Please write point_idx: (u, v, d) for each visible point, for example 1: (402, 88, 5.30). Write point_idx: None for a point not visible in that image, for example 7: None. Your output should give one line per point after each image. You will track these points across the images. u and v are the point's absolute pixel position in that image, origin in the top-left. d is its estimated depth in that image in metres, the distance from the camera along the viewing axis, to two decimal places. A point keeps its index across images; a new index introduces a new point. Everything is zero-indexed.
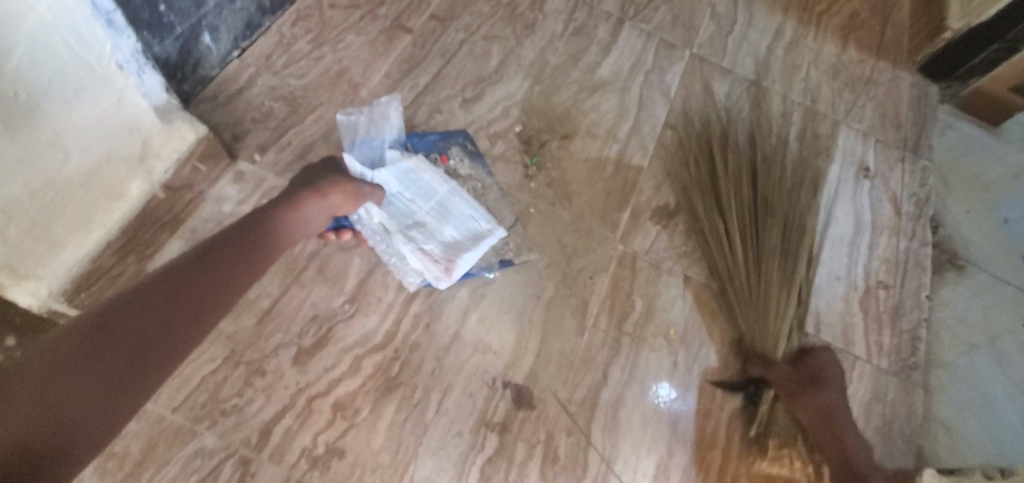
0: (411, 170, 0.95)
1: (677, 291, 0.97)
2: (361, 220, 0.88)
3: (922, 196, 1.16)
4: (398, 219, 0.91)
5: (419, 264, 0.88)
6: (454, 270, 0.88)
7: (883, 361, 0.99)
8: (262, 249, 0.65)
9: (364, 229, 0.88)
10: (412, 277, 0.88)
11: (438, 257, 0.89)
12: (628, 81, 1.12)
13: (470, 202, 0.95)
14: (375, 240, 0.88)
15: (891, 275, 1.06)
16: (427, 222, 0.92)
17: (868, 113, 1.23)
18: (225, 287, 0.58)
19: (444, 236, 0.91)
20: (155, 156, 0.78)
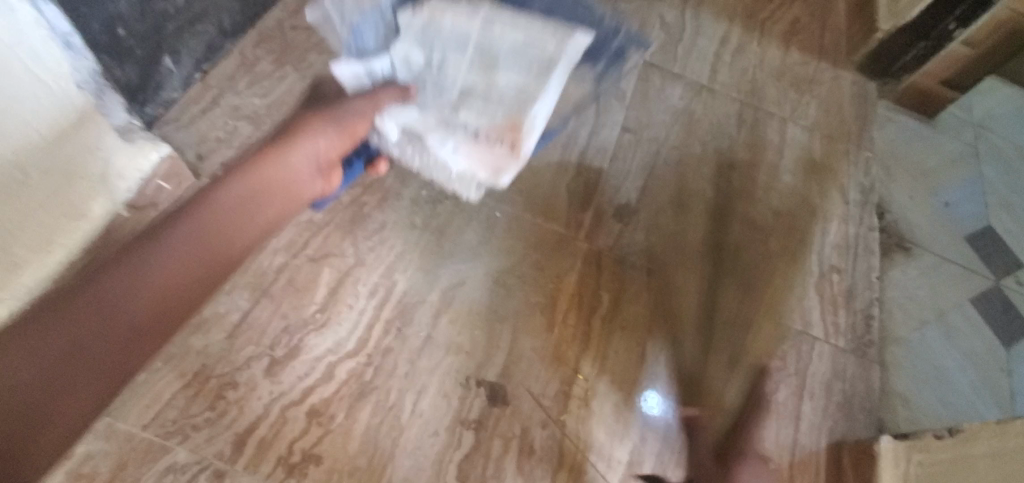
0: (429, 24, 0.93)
1: (642, 284, 1.00)
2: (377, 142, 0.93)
3: (866, 185, 1.24)
4: (443, 84, 0.93)
5: (475, 154, 0.92)
6: (520, 146, 0.90)
7: (840, 340, 1.04)
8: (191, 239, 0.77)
9: (396, 139, 0.93)
10: (466, 180, 0.96)
11: (500, 135, 0.90)
12: (585, 89, 1.18)
13: (523, 71, 0.92)
14: (415, 148, 0.94)
15: (842, 259, 1.13)
16: (474, 83, 0.93)
17: (812, 111, 1.30)
18: (115, 317, 0.70)
19: (501, 105, 0.91)
20: (117, 177, 0.79)
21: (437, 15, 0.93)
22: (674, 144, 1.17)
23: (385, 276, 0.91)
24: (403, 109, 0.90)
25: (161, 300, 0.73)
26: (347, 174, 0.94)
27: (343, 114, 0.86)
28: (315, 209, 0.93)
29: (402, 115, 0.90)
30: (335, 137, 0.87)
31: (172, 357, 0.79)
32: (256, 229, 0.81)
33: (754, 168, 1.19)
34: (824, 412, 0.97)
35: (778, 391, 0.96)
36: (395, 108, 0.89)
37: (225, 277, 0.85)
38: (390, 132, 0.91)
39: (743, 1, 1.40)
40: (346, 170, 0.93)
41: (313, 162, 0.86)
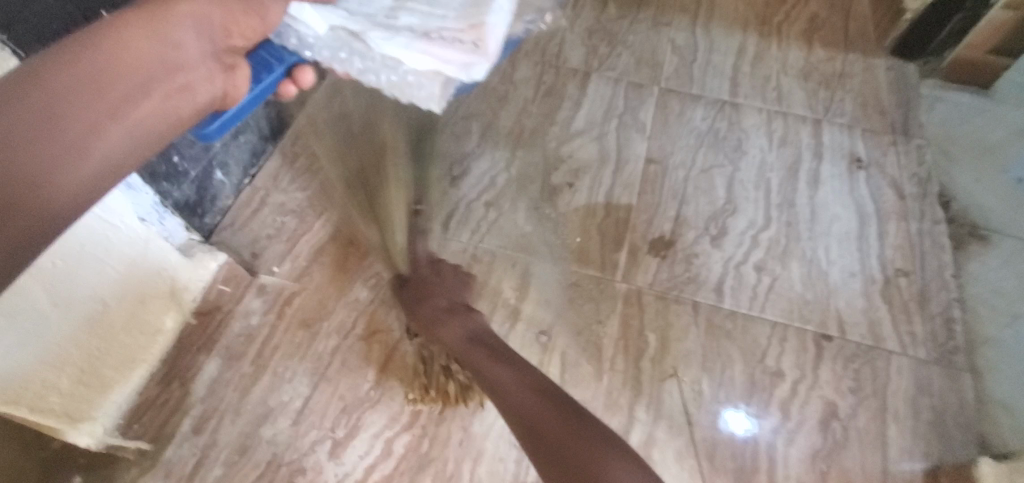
0: None
1: (690, 318, 0.97)
2: (312, 50, 0.75)
3: (923, 175, 1.16)
4: (363, 9, 0.78)
5: (433, 51, 0.77)
6: (484, 40, 0.78)
7: (919, 350, 0.95)
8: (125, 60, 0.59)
9: (327, 37, 0.76)
10: (432, 83, 0.80)
11: (460, 33, 0.78)
12: (604, 128, 1.18)
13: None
14: (359, 45, 0.77)
15: (908, 261, 1.05)
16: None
17: (848, 106, 1.24)
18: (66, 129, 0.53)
19: (447, 9, 0.80)
20: (184, 290, 0.89)
21: None
22: (704, 167, 1.14)
23: (432, 344, 0.94)
24: (325, 8, 0.75)
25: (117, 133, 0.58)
26: (267, 83, 0.74)
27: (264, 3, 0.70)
28: (360, 288, 0.98)
29: (320, 10, 0.75)
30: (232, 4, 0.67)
31: (246, 449, 0.85)
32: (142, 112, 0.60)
33: (793, 177, 1.14)
34: (913, 433, 0.89)
35: (857, 415, 0.89)
36: (315, 4, 0.74)
37: (286, 367, 0.91)
38: (314, 26, 0.74)
39: (754, 9, 1.38)
40: (264, 74, 0.74)
41: (205, 47, 0.66)
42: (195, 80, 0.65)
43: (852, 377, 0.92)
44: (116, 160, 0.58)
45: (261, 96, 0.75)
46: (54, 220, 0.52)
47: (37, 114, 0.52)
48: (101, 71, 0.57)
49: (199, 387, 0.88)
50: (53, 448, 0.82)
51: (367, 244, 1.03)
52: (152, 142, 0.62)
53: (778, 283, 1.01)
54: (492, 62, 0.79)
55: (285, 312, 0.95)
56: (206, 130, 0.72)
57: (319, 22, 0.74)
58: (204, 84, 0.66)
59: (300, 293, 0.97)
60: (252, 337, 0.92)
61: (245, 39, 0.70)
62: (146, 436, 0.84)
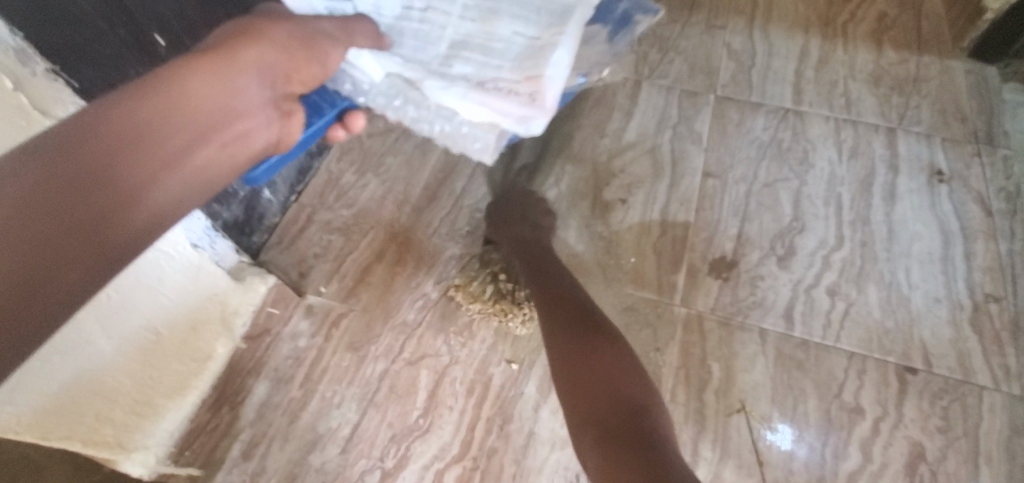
0: None
1: (757, 347, 0.90)
2: (366, 97, 0.73)
3: (1013, 189, 1.06)
4: (419, 55, 0.73)
5: (489, 104, 0.73)
6: (543, 95, 0.71)
7: (1016, 386, 0.86)
8: (186, 96, 0.48)
9: (382, 85, 0.73)
10: (488, 134, 0.77)
11: (517, 85, 0.73)
12: (657, 139, 1.12)
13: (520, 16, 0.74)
14: (416, 94, 0.75)
15: (1000, 286, 0.95)
16: (471, 32, 0.74)
17: (925, 113, 1.15)
18: (120, 188, 0.43)
19: (506, 57, 0.74)
20: (234, 315, 0.88)
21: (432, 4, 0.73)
22: (766, 182, 1.07)
23: (481, 371, 0.90)
24: (382, 56, 0.71)
25: (181, 188, 0.47)
26: (317, 127, 0.70)
27: (326, 36, 0.61)
28: (407, 310, 0.95)
29: (376, 56, 0.71)
30: (302, 53, 0.58)
31: (295, 477, 0.83)
32: (195, 164, 0.48)
33: (866, 192, 1.05)
34: (1009, 480, 0.81)
35: (946, 458, 0.82)
36: (371, 50, 0.70)
37: (333, 391, 0.89)
38: (370, 73, 0.72)
39: (817, 9, 1.30)
40: (314, 119, 0.69)
41: (267, 92, 0.55)
42: (255, 128, 0.54)
43: (940, 415, 0.84)
44: (164, 218, 0.46)
45: (310, 140, 0.71)
46: (95, 280, 0.41)
47: (97, 160, 0.42)
48: (163, 120, 0.46)
49: (248, 411, 0.87)
50: (104, 474, 0.81)
51: (413, 264, 0.99)
52: (195, 200, 0.49)
53: (852, 309, 0.93)
54: (549, 115, 0.71)
55: (332, 335, 0.93)
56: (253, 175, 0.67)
57: (374, 71, 0.72)
58: (257, 131, 0.54)
59: (347, 315, 0.95)
60: (300, 361, 0.91)
61: (303, 85, 0.60)
62: (197, 462, 0.84)
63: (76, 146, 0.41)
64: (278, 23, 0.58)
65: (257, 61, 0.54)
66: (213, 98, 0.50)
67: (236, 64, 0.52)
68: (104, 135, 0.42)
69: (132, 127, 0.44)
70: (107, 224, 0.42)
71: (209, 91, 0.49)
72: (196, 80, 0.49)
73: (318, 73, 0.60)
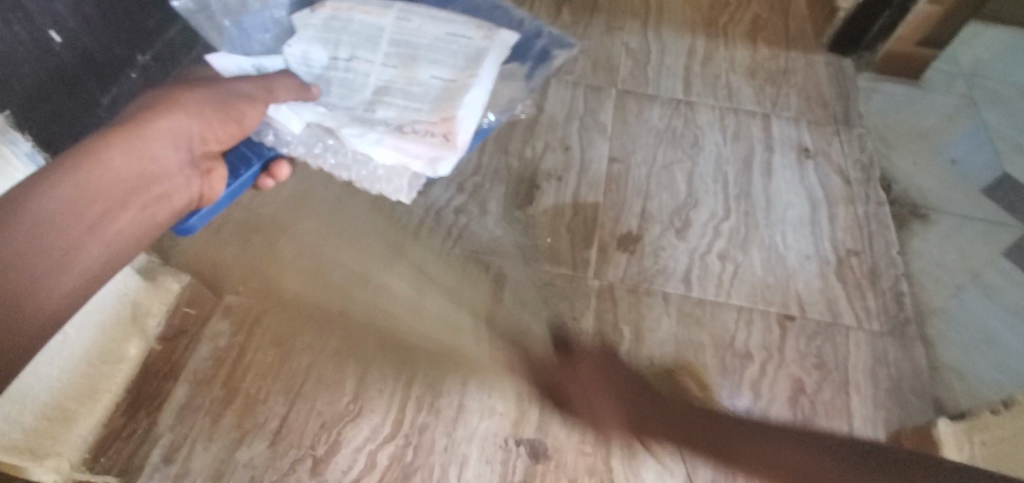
0: (331, 19, 0.91)
1: (661, 309, 1.00)
2: (287, 146, 0.83)
3: (866, 161, 1.23)
4: (346, 103, 0.85)
5: (402, 148, 0.81)
6: (455, 134, 0.81)
7: (874, 324, 1.01)
8: (105, 165, 0.61)
9: (302, 135, 0.83)
10: (402, 178, 0.84)
11: (433, 126, 0.83)
12: (566, 130, 1.21)
13: (437, 65, 0.88)
14: (334, 142, 0.84)
15: (858, 242, 1.11)
16: (394, 79, 0.87)
17: (793, 100, 1.31)
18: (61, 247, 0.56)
19: (425, 100, 0.85)
20: (146, 315, 0.89)
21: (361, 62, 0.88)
22: (664, 164, 1.18)
23: (409, 353, 0.93)
24: (307, 105, 0.82)
25: (114, 244, 0.61)
26: (245, 178, 0.81)
27: (243, 92, 0.74)
28: (332, 301, 0.97)
29: (299, 110, 0.82)
30: (215, 117, 0.71)
31: (221, 475, 0.82)
32: (122, 224, 0.62)
33: (747, 169, 1.19)
34: (875, 402, 0.94)
35: (822, 390, 0.94)
36: (295, 102, 0.81)
37: (259, 387, 0.89)
38: (292, 126, 0.81)
39: (700, 13, 1.45)
40: (244, 168, 0.80)
41: (184, 154, 0.69)
42: (175, 187, 0.68)
43: (816, 354, 0.97)
44: (104, 272, 0.60)
45: (238, 191, 0.81)
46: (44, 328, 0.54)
47: (42, 231, 0.55)
48: (90, 192, 0.59)
49: (167, 415, 0.85)
50: None
51: (337, 257, 1.01)
52: (125, 252, 0.62)
53: (740, 270, 1.05)
54: (458, 154, 0.82)
55: (255, 331, 0.93)
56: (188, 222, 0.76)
57: (295, 122, 0.81)
58: (181, 187, 0.68)
59: (270, 311, 0.95)
60: (221, 360, 0.90)
61: (221, 143, 0.73)
62: (114, 469, 0.81)
63: (17, 214, 0.54)
64: (194, 93, 0.71)
65: (171, 130, 0.67)
66: (134, 166, 0.63)
67: (152, 137, 0.65)
68: (44, 210, 0.56)
69: (66, 198, 0.57)
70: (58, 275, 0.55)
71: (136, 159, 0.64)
72: (116, 152, 0.62)
73: (236, 128, 0.73)
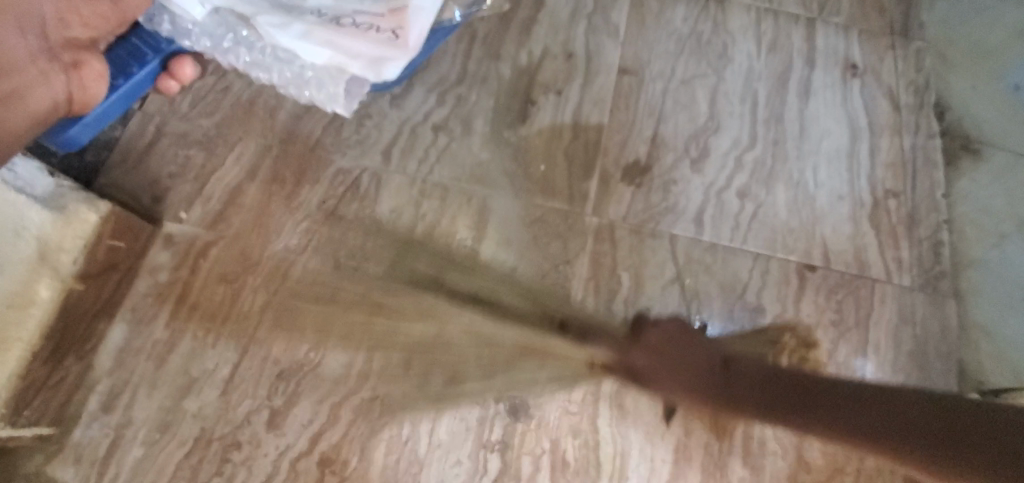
0: None
1: (666, 254, 0.88)
2: (190, 40, 0.77)
3: (921, 83, 1.04)
4: None
5: (337, 42, 0.76)
6: (404, 30, 0.76)
7: (905, 277, 0.90)
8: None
9: (204, 21, 0.77)
10: (335, 80, 0.80)
11: (378, 19, 0.77)
12: (570, 32, 1.00)
13: None
14: (247, 34, 0.79)
15: (899, 181, 0.96)
16: None
17: (846, 3, 1.09)
18: None
19: None
20: (57, 251, 0.71)
21: None
22: (684, 78, 0.99)
23: (377, 296, 0.82)
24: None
25: None
26: (138, 77, 0.76)
27: None
28: (289, 233, 0.83)
29: None
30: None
31: (169, 425, 0.74)
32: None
33: (782, 88, 1.01)
34: (893, 365, 0.85)
35: (836, 350, 0.85)
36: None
37: (206, 329, 0.78)
38: (191, 8, 0.75)
39: None
40: (135, 65, 0.76)
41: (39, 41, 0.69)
42: (29, 80, 0.68)
43: (834, 309, 0.87)
44: None
45: (131, 94, 0.77)
46: None
47: None
48: None
49: (105, 359, 0.76)
50: None
51: (293, 181, 0.86)
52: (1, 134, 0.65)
53: (761, 211, 0.92)
54: (408, 55, 0.78)
55: (199, 267, 0.81)
56: (69, 132, 0.73)
57: (197, 7, 0.76)
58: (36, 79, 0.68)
59: (216, 244, 0.82)
60: (163, 298, 0.79)
61: (88, 30, 0.72)
62: (44, 420, 0.72)
63: None
64: None
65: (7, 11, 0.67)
66: None
67: None
68: None
69: None
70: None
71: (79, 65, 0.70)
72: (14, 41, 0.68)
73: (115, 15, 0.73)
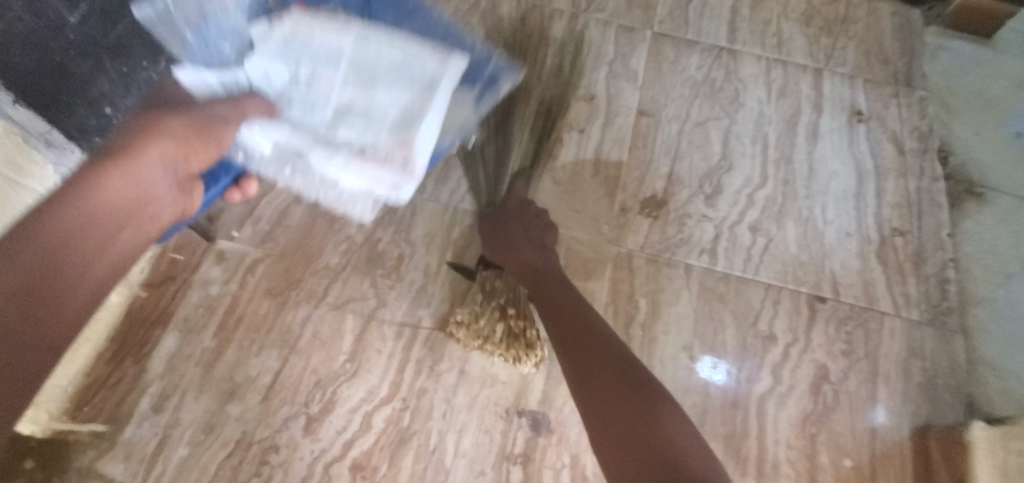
0: (289, 36, 0.73)
1: (682, 282, 0.93)
2: (243, 156, 0.79)
3: (924, 129, 1.11)
4: (308, 121, 0.76)
5: (368, 173, 0.76)
6: (413, 161, 0.74)
7: (913, 311, 0.94)
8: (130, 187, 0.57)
9: (270, 155, 0.78)
10: (365, 199, 0.82)
11: (390, 149, 0.75)
12: (593, 76, 1.09)
13: (399, 41, 0.75)
14: (302, 165, 0.79)
15: (905, 220, 1.01)
16: (352, 100, 0.75)
17: (850, 55, 1.17)
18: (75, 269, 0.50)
19: (385, 121, 0.75)
20: None
21: (301, 29, 0.73)
22: (698, 120, 1.07)
23: (409, 314, 0.88)
24: (273, 123, 0.75)
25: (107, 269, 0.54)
26: (214, 193, 0.82)
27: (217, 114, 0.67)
28: (331, 253, 0.90)
29: (266, 129, 0.75)
30: (198, 139, 0.64)
31: (213, 427, 0.79)
32: (120, 247, 0.55)
33: (791, 131, 1.08)
34: (903, 396, 0.88)
35: (847, 379, 0.88)
36: (264, 120, 0.74)
37: (252, 339, 0.84)
38: (261, 146, 0.77)
39: None
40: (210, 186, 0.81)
41: (174, 174, 0.62)
42: (159, 212, 0.61)
43: (845, 340, 0.90)
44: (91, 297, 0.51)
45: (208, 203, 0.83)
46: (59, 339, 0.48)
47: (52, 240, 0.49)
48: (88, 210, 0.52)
49: (157, 363, 0.82)
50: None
51: None
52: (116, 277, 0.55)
53: (772, 244, 0.97)
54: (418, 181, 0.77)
55: (248, 281, 0.87)
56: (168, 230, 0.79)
57: (265, 142, 0.76)
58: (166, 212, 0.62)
59: (264, 260, 0.89)
60: (212, 309, 0.85)
61: (201, 163, 0.66)
62: (101, 417, 0.78)
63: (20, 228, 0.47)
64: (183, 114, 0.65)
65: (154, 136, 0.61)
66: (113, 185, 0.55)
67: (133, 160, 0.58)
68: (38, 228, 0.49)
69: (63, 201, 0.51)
70: (41, 313, 0.46)
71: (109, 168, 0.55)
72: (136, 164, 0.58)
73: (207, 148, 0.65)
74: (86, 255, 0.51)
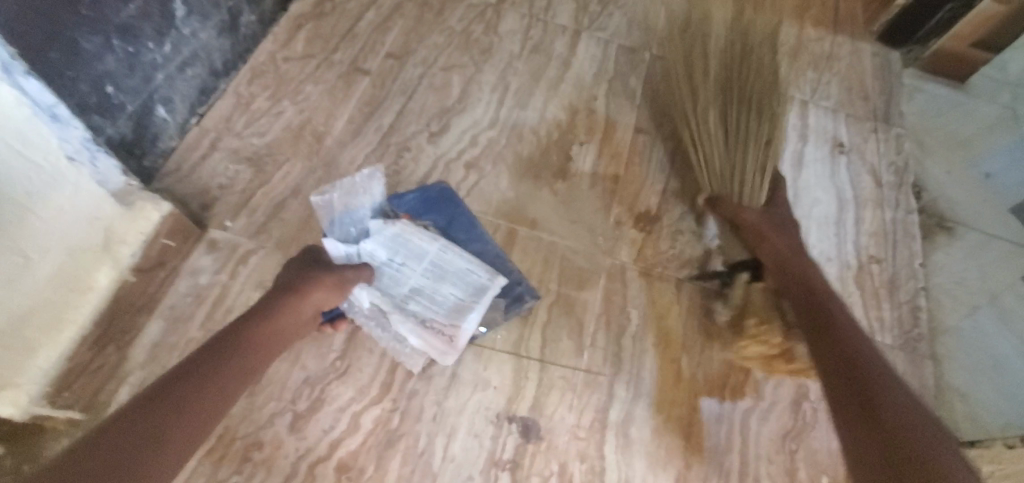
0: (397, 235, 0.87)
1: (671, 296, 0.95)
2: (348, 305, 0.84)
3: (900, 164, 1.17)
4: (392, 288, 0.86)
5: (424, 335, 0.83)
6: (458, 338, 0.84)
7: (886, 336, 0.98)
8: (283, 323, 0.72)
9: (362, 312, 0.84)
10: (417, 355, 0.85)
11: (443, 324, 0.84)
12: (593, 92, 1.11)
13: (465, 257, 0.89)
14: (381, 319, 0.85)
15: (881, 248, 1.06)
16: (423, 286, 0.87)
17: (834, 89, 1.23)
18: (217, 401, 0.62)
19: (443, 307, 0.86)
20: (119, 243, 0.79)
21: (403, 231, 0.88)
22: None
23: None
24: (365, 288, 0.83)
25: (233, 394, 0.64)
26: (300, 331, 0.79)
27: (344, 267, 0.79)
28: None
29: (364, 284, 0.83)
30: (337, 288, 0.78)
31: None
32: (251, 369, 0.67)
33: (778, 158, 1.12)
34: None
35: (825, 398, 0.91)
36: (364, 286, 0.83)
37: None
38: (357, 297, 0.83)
39: None
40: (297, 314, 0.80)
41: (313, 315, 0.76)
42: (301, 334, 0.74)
43: None
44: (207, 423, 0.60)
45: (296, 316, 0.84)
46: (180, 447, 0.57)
47: (220, 372, 0.63)
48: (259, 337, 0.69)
49: (139, 351, 0.80)
50: None
51: None
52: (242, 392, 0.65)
53: None
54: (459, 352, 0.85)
55: (239, 272, 0.86)
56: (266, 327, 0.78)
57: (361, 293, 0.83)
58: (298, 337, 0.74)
59: (257, 252, 0.87)
60: (200, 298, 0.83)
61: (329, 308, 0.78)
62: (78, 405, 0.76)
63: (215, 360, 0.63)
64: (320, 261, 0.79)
65: (300, 286, 0.75)
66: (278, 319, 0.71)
67: (295, 302, 0.74)
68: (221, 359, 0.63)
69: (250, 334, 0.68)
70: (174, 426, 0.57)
71: (294, 314, 0.72)
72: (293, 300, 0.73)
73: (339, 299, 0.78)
74: (239, 379, 0.65)
